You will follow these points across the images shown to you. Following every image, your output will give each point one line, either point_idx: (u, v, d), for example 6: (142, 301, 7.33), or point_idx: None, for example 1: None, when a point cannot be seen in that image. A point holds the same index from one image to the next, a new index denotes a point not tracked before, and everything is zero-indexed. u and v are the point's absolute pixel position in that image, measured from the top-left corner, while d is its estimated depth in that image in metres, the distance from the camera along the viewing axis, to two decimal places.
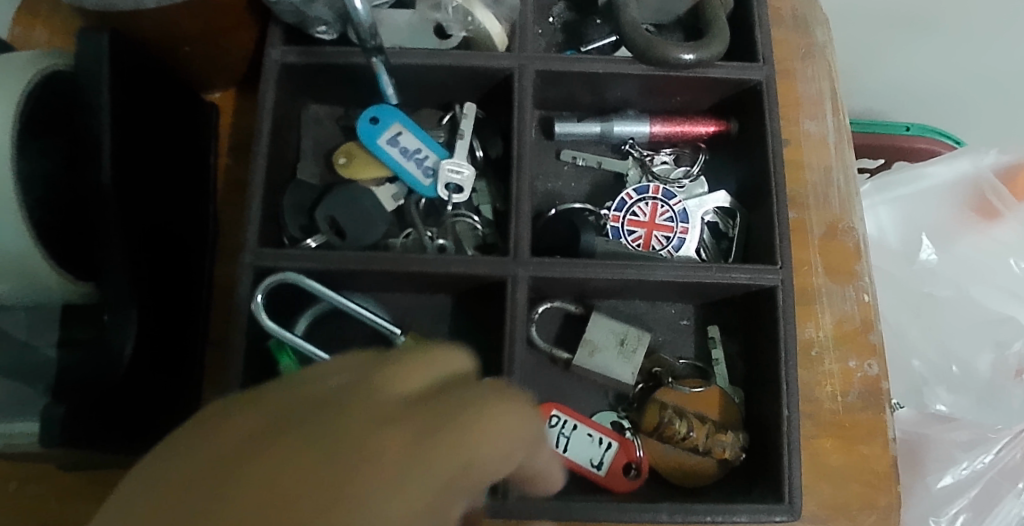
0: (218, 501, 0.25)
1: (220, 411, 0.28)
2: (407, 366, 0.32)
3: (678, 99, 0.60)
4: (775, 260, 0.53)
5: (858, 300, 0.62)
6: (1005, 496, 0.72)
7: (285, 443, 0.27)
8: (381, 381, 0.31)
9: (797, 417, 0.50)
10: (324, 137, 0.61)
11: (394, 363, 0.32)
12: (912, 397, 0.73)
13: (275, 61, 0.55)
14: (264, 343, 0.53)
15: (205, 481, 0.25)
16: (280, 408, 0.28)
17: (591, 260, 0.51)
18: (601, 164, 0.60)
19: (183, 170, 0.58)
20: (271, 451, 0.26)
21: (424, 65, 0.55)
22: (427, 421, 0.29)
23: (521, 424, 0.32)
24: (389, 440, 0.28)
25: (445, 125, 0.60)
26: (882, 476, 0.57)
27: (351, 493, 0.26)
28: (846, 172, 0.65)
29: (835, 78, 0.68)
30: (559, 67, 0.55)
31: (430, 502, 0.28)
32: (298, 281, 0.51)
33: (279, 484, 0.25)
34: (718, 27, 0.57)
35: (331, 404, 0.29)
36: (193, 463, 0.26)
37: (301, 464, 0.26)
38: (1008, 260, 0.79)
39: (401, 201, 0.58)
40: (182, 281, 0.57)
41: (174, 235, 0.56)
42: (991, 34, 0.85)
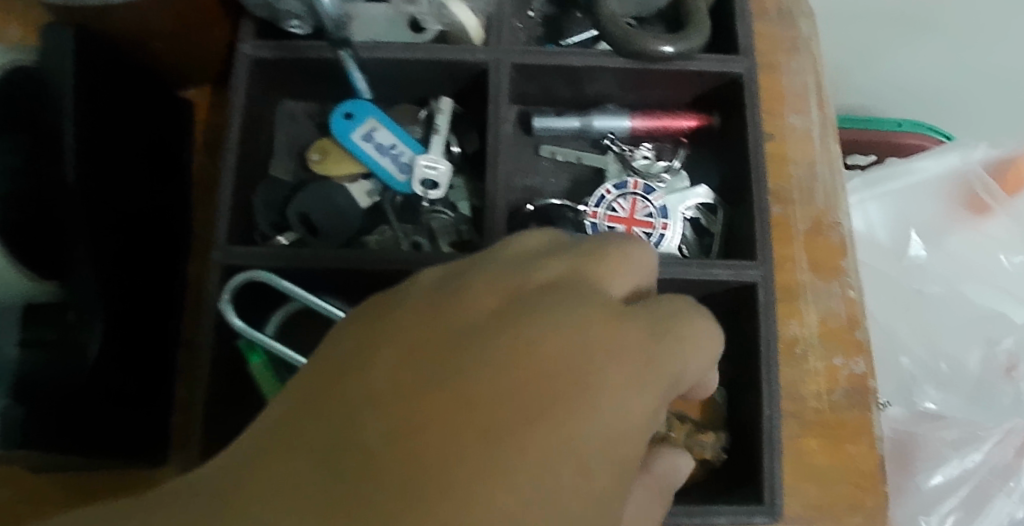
0: (482, 382, 0.22)
1: (430, 288, 0.26)
2: (604, 263, 0.28)
3: (659, 93, 0.59)
4: (756, 256, 0.52)
5: (844, 297, 0.60)
6: (995, 496, 0.69)
7: (528, 321, 0.24)
8: (597, 268, 0.28)
9: (777, 417, 0.49)
10: (299, 133, 0.60)
11: (594, 257, 0.28)
12: (901, 395, 0.72)
13: (246, 56, 0.54)
14: (235, 342, 0.52)
15: (462, 356, 0.23)
16: (508, 285, 0.26)
17: None
18: (580, 160, 0.59)
19: (157, 166, 0.57)
20: (527, 329, 0.24)
21: (398, 58, 0.53)
22: (651, 315, 0.27)
23: (714, 341, 0.29)
24: (613, 343, 0.25)
25: (421, 120, 0.58)
26: (868, 476, 0.56)
27: (602, 389, 0.24)
28: (831, 167, 0.64)
29: (820, 71, 0.67)
30: (536, 61, 0.54)
31: (661, 400, 0.26)
32: (267, 279, 0.50)
33: (497, 387, 0.22)
34: (699, 20, 0.56)
35: (559, 288, 0.26)
36: (433, 325, 0.24)
37: (516, 366, 0.23)
38: (999, 256, 0.78)
39: (376, 198, 0.57)
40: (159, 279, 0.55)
41: (146, 234, 0.55)
42: (981, 28, 0.83)
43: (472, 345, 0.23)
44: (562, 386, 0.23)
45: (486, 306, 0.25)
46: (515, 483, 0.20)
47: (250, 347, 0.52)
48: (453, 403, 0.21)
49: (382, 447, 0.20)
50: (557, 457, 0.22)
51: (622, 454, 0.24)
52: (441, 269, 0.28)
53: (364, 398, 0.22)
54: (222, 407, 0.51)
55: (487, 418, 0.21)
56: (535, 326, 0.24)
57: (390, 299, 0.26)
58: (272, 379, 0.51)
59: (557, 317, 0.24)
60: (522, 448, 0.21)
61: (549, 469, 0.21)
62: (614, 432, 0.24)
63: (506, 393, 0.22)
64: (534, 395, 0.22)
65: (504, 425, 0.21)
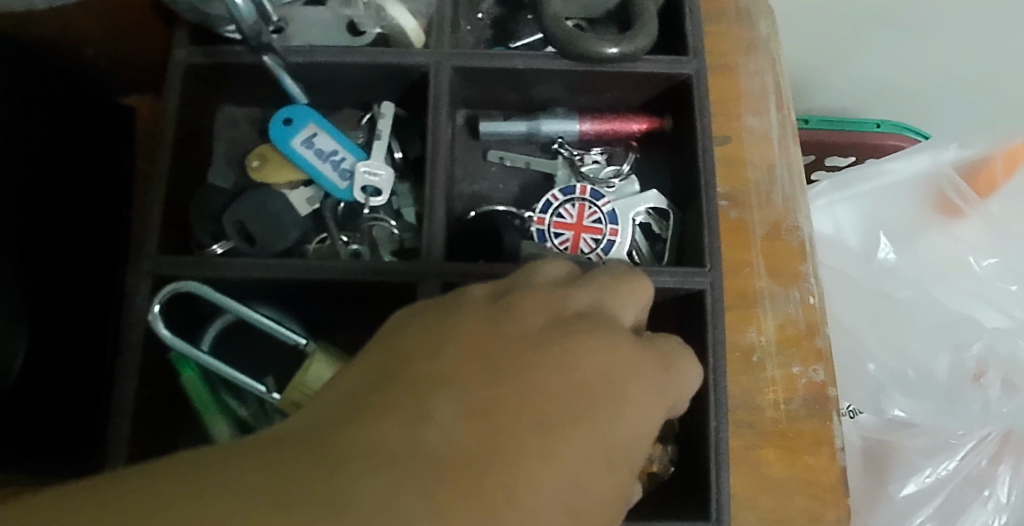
0: (540, 381, 0.25)
1: (485, 298, 0.29)
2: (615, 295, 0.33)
3: (608, 95, 0.57)
4: (704, 263, 0.50)
5: (803, 303, 0.59)
6: (970, 505, 0.68)
7: (579, 337, 0.27)
8: (612, 297, 0.32)
9: (724, 427, 0.47)
10: (241, 140, 0.58)
11: (608, 289, 0.33)
12: (870, 401, 0.70)
13: (179, 62, 0.52)
14: (167, 354, 0.51)
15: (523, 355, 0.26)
16: (552, 307, 0.29)
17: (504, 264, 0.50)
18: (529, 165, 0.58)
19: (99, 172, 0.56)
20: (573, 341, 0.27)
21: (334, 62, 0.52)
22: (656, 349, 0.31)
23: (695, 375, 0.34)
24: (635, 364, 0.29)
25: (364, 125, 0.57)
26: (828, 488, 0.54)
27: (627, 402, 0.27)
28: (790, 169, 0.62)
29: (779, 72, 0.65)
30: (478, 63, 0.53)
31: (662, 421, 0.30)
32: (196, 290, 0.49)
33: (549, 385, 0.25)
34: (646, 21, 0.54)
35: (591, 318, 0.29)
36: (491, 330, 0.27)
37: (565, 372, 0.26)
38: (968, 259, 0.76)
39: (317, 205, 0.55)
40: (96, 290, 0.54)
41: (84, 242, 0.53)
42: (952, 27, 0.82)
43: (535, 351, 0.26)
44: (598, 395, 0.26)
45: (538, 322, 0.28)
46: (559, 466, 0.24)
47: (181, 360, 0.51)
48: (526, 400, 0.24)
49: (462, 424, 0.23)
50: (595, 455, 0.25)
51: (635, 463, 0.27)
52: (488, 286, 0.31)
53: (439, 381, 0.24)
54: (153, 421, 0.50)
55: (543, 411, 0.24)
56: (582, 345, 0.27)
57: (449, 305, 0.29)
58: (204, 391, 0.51)
59: (601, 341, 0.28)
60: (568, 443, 0.24)
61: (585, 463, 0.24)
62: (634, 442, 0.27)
63: (562, 396, 0.25)
64: (578, 403, 0.26)
65: (556, 422, 0.24)
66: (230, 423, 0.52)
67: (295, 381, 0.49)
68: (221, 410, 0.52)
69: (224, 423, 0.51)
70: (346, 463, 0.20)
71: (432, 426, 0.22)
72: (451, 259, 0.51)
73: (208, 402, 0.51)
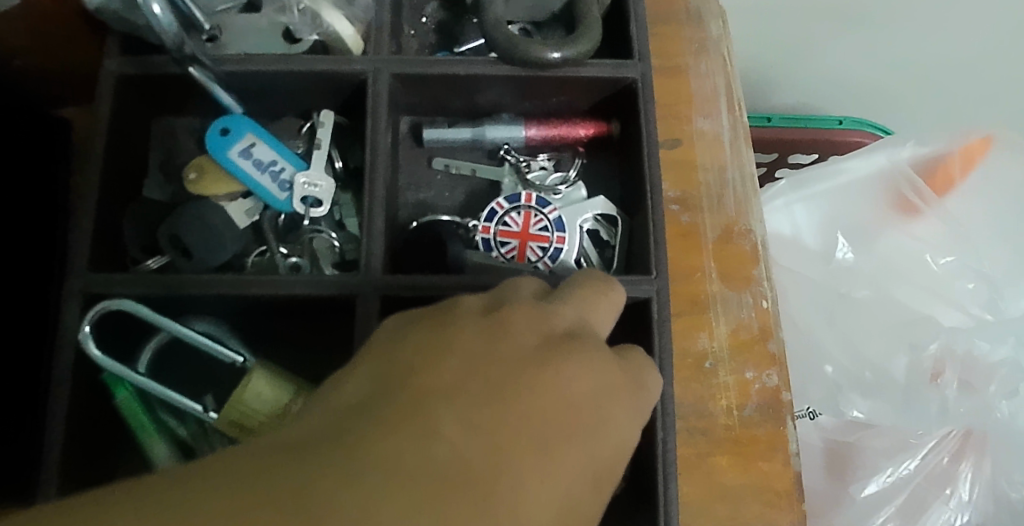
0: (532, 402, 0.26)
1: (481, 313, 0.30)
2: (595, 306, 0.33)
3: (553, 100, 0.56)
4: (651, 270, 0.50)
5: (755, 307, 0.58)
6: (933, 503, 0.67)
7: (570, 358, 0.28)
8: (590, 310, 0.33)
9: (671, 438, 0.47)
10: (178, 150, 0.57)
11: (588, 302, 0.33)
12: (828, 403, 0.70)
13: (110, 73, 0.51)
14: (99, 375, 0.49)
15: (517, 375, 0.26)
16: (545, 325, 0.30)
17: (446, 274, 0.48)
18: (475, 172, 0.57)
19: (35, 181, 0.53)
20: (565, 362, 0.28)
21: (269, 71, 0.51)
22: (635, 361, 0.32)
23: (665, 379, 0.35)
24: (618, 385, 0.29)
25: (304, 134, 0.56)
26: (783, 494, 0.53)
27: (609, 422, 0.28)
28: (742, 171, 0.62)
29: (731, 73, 0.65)
30: (418, 69, 0.52)
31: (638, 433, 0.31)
32: (127, 308, 0.46)
33: (540, 407, 0.26)
34: (590, 24, 0.53)
35: (578, 337, 0.30)
36: (486, 346, 0.27)
37: (555, 392, 0.27)
38: (926, 258, 0.75)
39: (256, 217, 0.54)
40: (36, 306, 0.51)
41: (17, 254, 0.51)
42: (906, 25, 0.82)
43: (531, 370, 0.27)
44: (585, 417, 0.27)
45: (531, 340, 0.28)
46: (550, 487, 0.24)
47: (115, 380, 0.49)
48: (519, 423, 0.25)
49: (466, 445, 0.23)
50: (579, 477, 0.26)
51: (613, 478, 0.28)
52: (481, 298, 0.31)
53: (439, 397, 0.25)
54: (85, 445, 0.48)
55: (533, 433, 0.25)
56: (573, 365, 0.28)
57: (442, 318, 0.29)
58: (140, 412, 0.49)
59: (592, 364, 0.29)
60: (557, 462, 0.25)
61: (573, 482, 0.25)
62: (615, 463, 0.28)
63: (553, 416, 0.26)
64: (569, 424, 0.26)
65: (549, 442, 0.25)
66: (170, 444, 0.50)
67: (233, 401, 0.47)
68: (159, 431, 0.50)
69: (163, 444, 0.49)
70: (354, 477, 0.20)
71: (437, 444, 0.23)
72: (391, 273, 0.51)
73: (145, 424, 0.49)
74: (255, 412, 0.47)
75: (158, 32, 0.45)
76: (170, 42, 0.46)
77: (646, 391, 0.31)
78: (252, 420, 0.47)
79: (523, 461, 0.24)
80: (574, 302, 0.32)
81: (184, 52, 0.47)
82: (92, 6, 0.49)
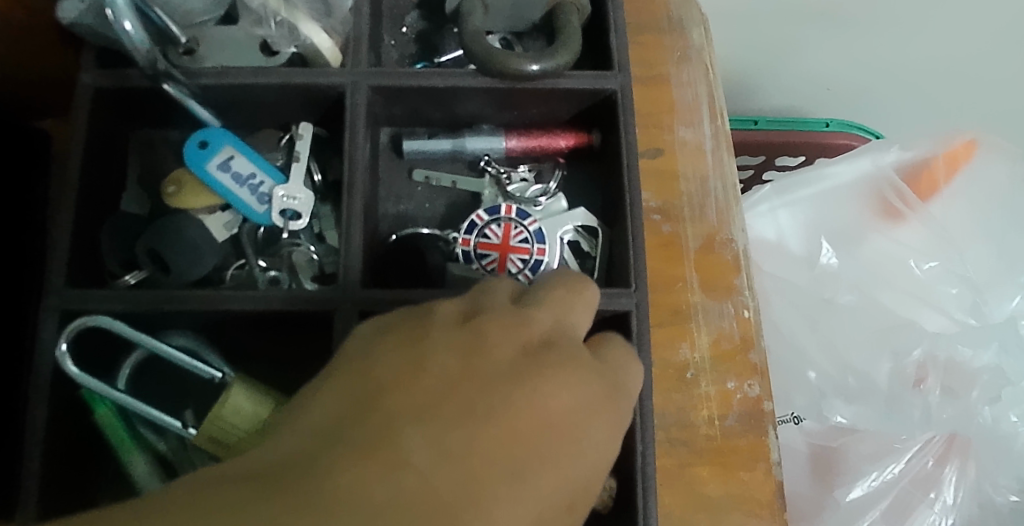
0: (505, 422, 0.25)
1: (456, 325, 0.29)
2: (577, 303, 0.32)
3: (533, 111, 0.56)
4: (630, 282, 0.50)
5: (736, 316, 0.58)
6: (918, 506, 0.68)
7: (549, 374, 0.27)
8: (572, 306, 0.32)
9: (650, 451, 0.47)
10: (157, 163, 0.56)
11: (570, 299, 0.32)
12: (811, 409, 0.70)
13: (85, 86, 0.50)
14: (78, 391, 0.49)
15: (491, 393, 0.26)
16: (523, 332, 0.29)
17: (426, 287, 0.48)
18: (455, 184, 0.56)
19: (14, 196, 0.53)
20: (542, 376, 0.27)
21: (246, 84, 0.50)
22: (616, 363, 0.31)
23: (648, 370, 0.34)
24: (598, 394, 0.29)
25: (283, 146, 0.55)
26: (764, 504, 0.53)
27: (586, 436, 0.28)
28: (724, 181, 0.62)
29: (713, 81, 0.65)
30: (396, 82, 0.51)
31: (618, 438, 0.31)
32: (104, 324, 0.46)
33: (514, 426, 0.25)
34: (569, 35, 0.53)
35: (558, 345, 0.29)
36: (461, 361, 0.27)
37: (529, 410, 0.26)
38: (909, 263, 0.75)
39: (235, 230, 0.53)
40: (15, 321, 0.51)
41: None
42: (890, 29, 0.82)
43: (505, 387, 0.26)
44: (561, 431, 0.27)
45: (509, 352, 0.28)
46: (518, 509, 0.24)
47: (93, 397, 0.48)
48: (489, 446, 0.25)
49: (433, 472, 0.23)
50: (549, 495, 0.26)
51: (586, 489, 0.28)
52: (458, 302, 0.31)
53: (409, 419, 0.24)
54: (64, 462, 0.48)
55: (505, 455, 0.25)
56: (552, 382, 0.27)
57: (419, 328, 0.28)
58: (120, 428, 0.49)
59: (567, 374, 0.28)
60: (530, 481, 0.25)
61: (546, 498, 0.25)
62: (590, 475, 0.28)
63: (526, 436, 0.26)
64: (545, 444, 0.26)
65: (520, 460, 0.25)
66: (150, 460, 0.49)
67: (211, 416, 0.47)
68: (140, 446, 0.49)
69: (143, 460, 0.49)
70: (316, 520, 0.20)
71: (405, 473, 0.23)
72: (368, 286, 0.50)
73: (125, 440, 0.49)
74: (235, 427, 0.47)
75: (131, 49, 0.44)
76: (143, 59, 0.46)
77: (625, 396, 0.31)
78: (231, 435, 0.47)
79: (495, 487, 0.24)
80: (551, 306, 0.31)
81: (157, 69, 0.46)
82: (64, 21, 0.48)
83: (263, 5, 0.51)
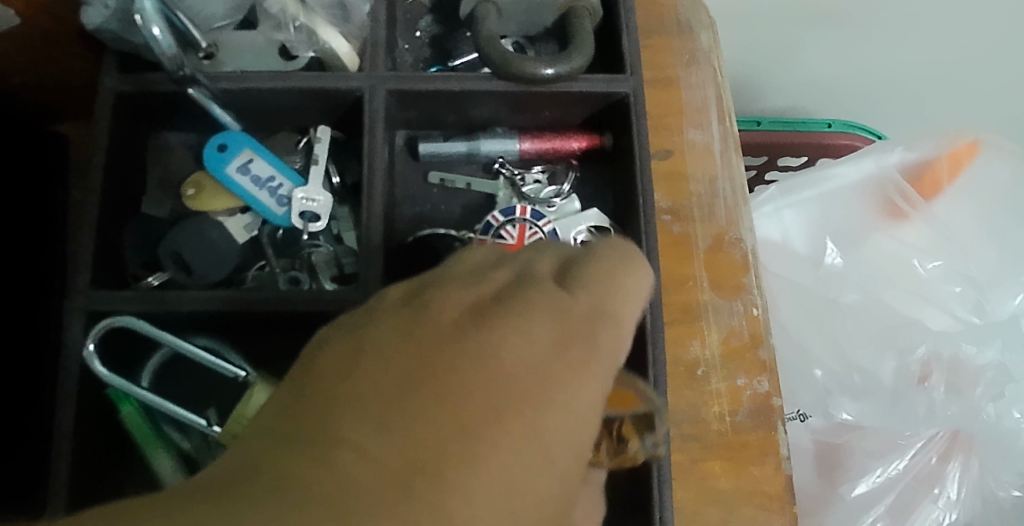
0: (460, 384, 0.20)
1: (401, 300, 0.24)
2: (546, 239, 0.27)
3: (547, 114, 0.57)
4: (643, 282, 0.51)
5: (746, 314, 0.59)
6: (921, 503, 0.69)
7: (503, 320, 0.22)
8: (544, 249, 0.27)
9: (665, 446, 0.48)
10: (176, 166, 0.57)
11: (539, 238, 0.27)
12: (817, 406, 0.71)
13: (108, 91, 0.51)
14: (104, 391, 0.50)
15: (437, 354, 0.21)
16: (475, 290, 0.24)
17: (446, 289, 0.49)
18: (470, 186, 0.58)
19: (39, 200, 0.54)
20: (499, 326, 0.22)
21: (267, 88, 0.51)
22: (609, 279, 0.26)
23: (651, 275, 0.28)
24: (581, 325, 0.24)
25: (301, 149, 0.56)
26: (774, 498, 0.55)
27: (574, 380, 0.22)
28: (732, 181, 0.63)
29: (721, 83, 0.66)
30: (413, 86, 0.52)
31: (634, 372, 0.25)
32: (130, 324, 0.47)
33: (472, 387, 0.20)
34: (582, 39, 0.54)
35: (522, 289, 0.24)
36: (405, 332, 0.22)
37: (489, 363, 0.21)
38: (913, 262, 0.76)
39: (255, 231, 0.54)
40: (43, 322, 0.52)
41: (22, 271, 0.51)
42: (892, 32, 0.83)
43: (451, 347, 0.21)
44: (537, 385, 0.21)
45: (455, 312, 0.23)
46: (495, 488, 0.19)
47: (119, 395, 0.50)
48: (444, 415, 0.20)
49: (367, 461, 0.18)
50: (538, 463, 0.20)
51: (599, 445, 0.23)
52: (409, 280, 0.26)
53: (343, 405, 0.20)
54: (91, 459, 0.49)
55: (467, 420, 0.20)
56: (507, 330, 0.22)
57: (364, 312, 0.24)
58: (145, 426, 0.50)
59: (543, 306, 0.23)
60: (497, 441, 0.20)
61: (528, 462, 0.20)
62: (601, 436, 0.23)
63: (491, 398, 0.20)
64: (522, 404, 0.21)
65: (480, 428, 0.20)
66: (174, 458, 0.50)
67: (236, 412, 0.48)
68: (164, 444, 0.50)
69: (168, 458, 0.50)
70: None
71: (334, 466, 0.18)
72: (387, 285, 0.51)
73: (149, 438, 0.50)
74: None
75: (158, 55, 0.46)
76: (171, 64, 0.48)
77: (621, 320, 0.25)
78: None
79: (454, 462, 0.19)
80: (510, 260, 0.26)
81: (187, 76, 0.48)
82: (90, 27, 0.49)
83: (283, 10, 0.52)
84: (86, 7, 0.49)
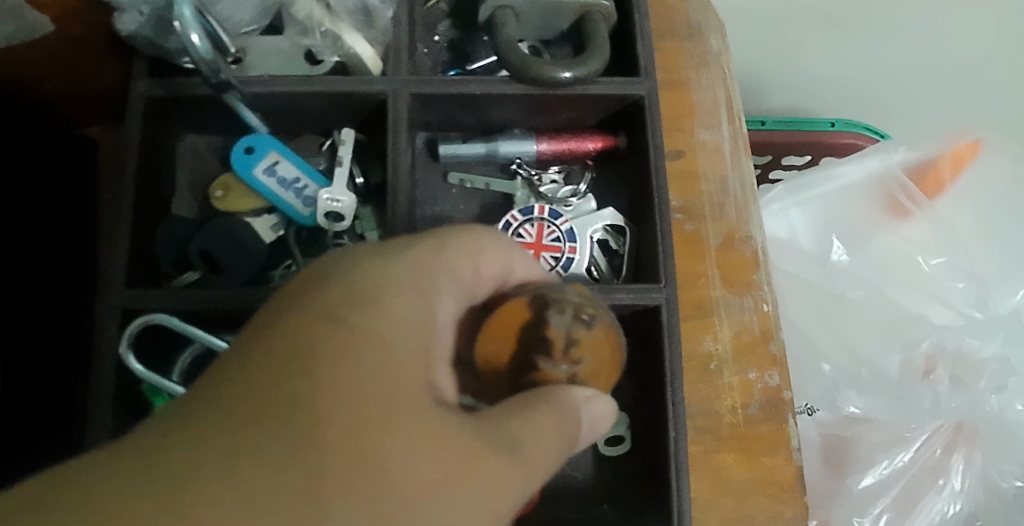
0: (269, 315, 0.30)
1: None
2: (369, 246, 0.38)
3: (563, 116, 0.59)
4: (659, 278, 0.52)
5: (756, 310, 0.61)
6: (926, 495, 0.71)
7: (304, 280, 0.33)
8: None
9: (684, 439, 0.49)
10: (202, 169, 0.59)
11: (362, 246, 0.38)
12: (824, 399, 0.73)
13: (139, 95, 0.53)
14: (138, 387, 0.51)
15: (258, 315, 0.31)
16: None
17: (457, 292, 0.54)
18: (488, 186, 0.59)
19: (71, 203, 0.56)
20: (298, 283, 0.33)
21: (294, 92, 0.53)
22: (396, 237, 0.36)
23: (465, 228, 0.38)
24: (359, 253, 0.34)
25: (324, 151, 0.58)
26: (785, 488, 0.56)
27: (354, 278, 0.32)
28: (742, 180, 0.65)
29: (730, 85, 0.68)
30: (435, 89, 0.54)
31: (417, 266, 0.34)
32: (165, 322, 0.49)
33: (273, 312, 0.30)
34: (598, 43, 0.56)
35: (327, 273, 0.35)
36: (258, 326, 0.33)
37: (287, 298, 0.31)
38: (916, 258, 0.78)
39: (281, 231, 0.56)
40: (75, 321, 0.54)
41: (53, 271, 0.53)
42: (895, 33, 0.85)
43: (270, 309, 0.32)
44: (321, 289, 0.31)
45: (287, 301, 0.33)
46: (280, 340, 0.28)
47: (152, 392, 0.51)
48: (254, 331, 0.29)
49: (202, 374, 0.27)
50: (324, 320, 0.29)
51: (387, 310, 0.31)
52: None
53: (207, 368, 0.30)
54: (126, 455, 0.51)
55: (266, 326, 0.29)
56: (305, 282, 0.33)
57: None
58: None
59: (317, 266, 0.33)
60: (293, 321, 0.29)
61: (323, 327, 0.29)
62: (395, 329, 0.31)
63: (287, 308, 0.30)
64: (309, 300, 0.30)
65: (276, 323, 0.29)
66: None
67: None
68: None
69: None
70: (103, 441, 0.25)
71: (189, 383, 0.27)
72: None
73: None
74: None
75: (195, 59, 0.47)
76: (206, 68, 0.49)
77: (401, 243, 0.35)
78: None
79: (268, 348, 0.28)
80: None
81: (223, 79, 0.49)
82: (124, 32, 0.51)
83: (309, 15, 0.54)
84: (120, 13, 0.51)
